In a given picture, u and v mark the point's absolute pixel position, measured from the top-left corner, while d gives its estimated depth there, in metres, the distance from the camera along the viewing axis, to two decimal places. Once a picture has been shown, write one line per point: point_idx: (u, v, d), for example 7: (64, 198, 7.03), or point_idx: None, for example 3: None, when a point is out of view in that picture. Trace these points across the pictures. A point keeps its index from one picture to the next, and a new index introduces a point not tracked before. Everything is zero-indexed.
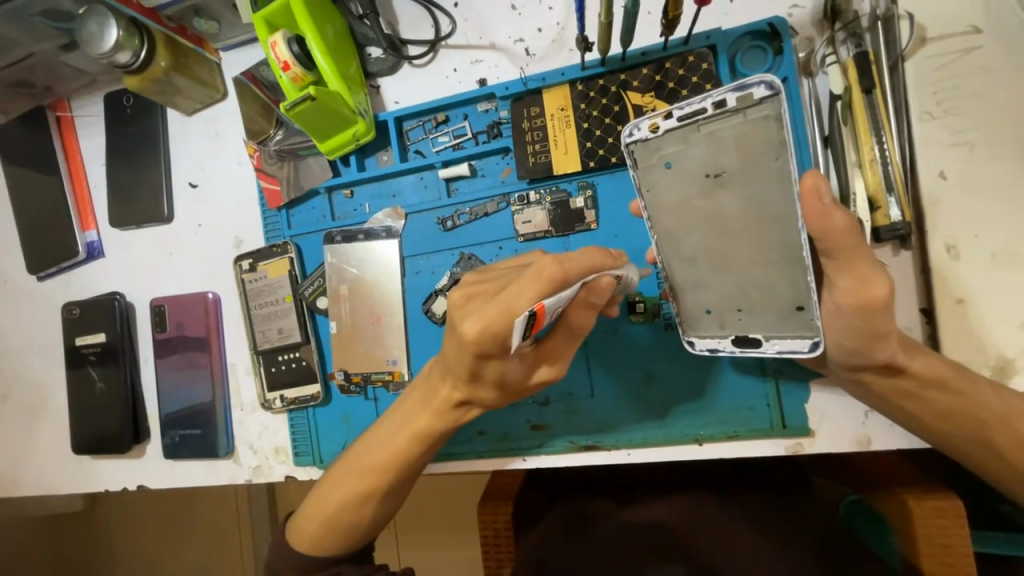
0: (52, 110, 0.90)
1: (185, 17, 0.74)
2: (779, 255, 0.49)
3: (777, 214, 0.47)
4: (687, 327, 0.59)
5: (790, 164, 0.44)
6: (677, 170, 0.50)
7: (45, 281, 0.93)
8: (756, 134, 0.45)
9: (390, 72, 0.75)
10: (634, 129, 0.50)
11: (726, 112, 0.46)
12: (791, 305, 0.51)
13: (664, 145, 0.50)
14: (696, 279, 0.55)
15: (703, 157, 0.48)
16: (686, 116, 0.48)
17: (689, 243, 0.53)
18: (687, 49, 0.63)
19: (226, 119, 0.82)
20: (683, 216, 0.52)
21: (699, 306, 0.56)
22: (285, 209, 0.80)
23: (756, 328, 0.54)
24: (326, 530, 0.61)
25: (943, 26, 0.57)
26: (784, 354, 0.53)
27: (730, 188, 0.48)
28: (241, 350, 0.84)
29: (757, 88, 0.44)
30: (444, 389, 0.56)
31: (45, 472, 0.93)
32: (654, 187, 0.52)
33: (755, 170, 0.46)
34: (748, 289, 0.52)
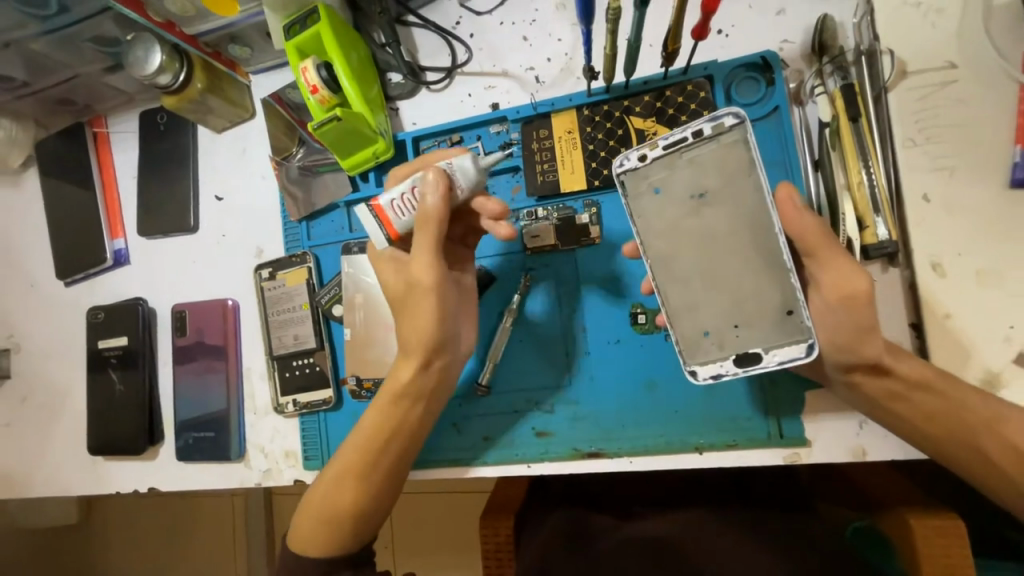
0: (91, 125, 0.96)
1: (222, 43, 0.80)
2: (765, 264, 0.53)
3: (757, 226, 0.52)
4: (688, 354, 0.57)
5: (762, 181, 0.51)
6: (666, 193, 0.55)
7: (72, 286, 0.97)
8: (728, 157, 0.52)
9: (409, 96, 0.81)
10: (624, 159, 0.55)
11: (703, 140, 0.53)
12: (782, 311, 0.53)
13: (652, 172, 0.55)
14: (692, 299, 0.56)
15: (688, 180, 0.54)
16: (671, 145, 0.54)
17: (682, 262, 0.55)
18: (686, 78, 0.67)
19: (253, 137, 0.87)
20: (674, 236, 0.55)
21: (697, 328, 0.56)
22: (305, 221, 0.84)
23: (754, 342, 0.54)
24: (322, 528, 0.65)
25: (923, 61, 0.61)
26: (785, 362, 0.53)
27: (712, 207, 0.53)
28: (257, 355, 0.87)
29: (726, 118, 0.51)
30: (411, 352, 0.65)
31: (58, 474, 0.95)
32: (646, 210, 0.56)
33: (732, 191, 0.52)
34: (740, 303, 0.54)
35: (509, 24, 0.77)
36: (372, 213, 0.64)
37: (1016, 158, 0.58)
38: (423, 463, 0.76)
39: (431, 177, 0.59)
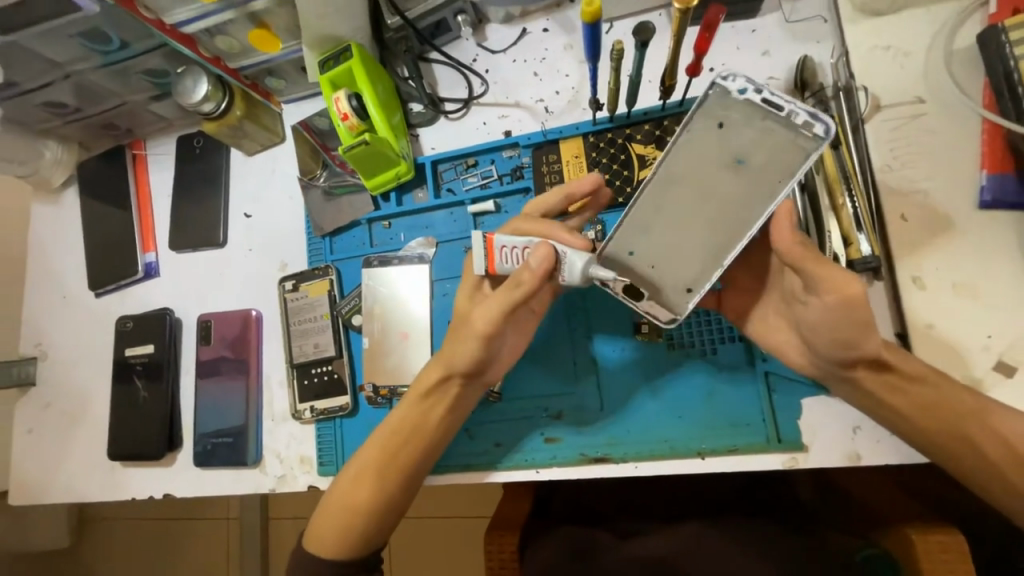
0: (131, 148, 1.03)
1: (259, 76, 0.88)
2: (715, 245, 0.58)
3: (754, 216, 0.55)
4: (602, 260, 0.61)
5: (787, 189, 0.54)
6: (720, 133, 0.56)
7: (102, 297, 1.02)
8: (787, 153, 0.54)
9: (428, 124, 0.88)
10: (729, 78, 0.54)
11: (787, 122, 0.54)
12: (683, 284, 0.59)
13: (733, 107, 0.55)
14: (643, 222, 0.60)
15: (747, 139, 0.55)
16: (767, 101, 0.54)
17: (666, 193, 0.59)
18: (683, 109, 0.74)
19: (283, 159, 0.94)
20: (689, 170, 0.58)
21: (621, 245, 0.61)
22: (328, 237, 0.90)
23: (648, 287, 0.60)
24: (337, 532, 0.69)
25: (895, 96, 0.68)
26: (648, 312, 0.61)
27: (742, 175, 0.56)
28: (277, 363, 0.91)
29: (820, 126, 0.52)
30: (432, 369, 0.70)
31: (76, 480, 0.97)
32: (694, 133, 0.57)
33: (768, 176, 0.55)
34: (670, 253, 0.59)
35: (521, 61, 0.85)
36: (482, 245, 0.64)
37: (982, 182, 0.64)
38: (435, 469, 0.79)
39: (543, 253, 0.58)
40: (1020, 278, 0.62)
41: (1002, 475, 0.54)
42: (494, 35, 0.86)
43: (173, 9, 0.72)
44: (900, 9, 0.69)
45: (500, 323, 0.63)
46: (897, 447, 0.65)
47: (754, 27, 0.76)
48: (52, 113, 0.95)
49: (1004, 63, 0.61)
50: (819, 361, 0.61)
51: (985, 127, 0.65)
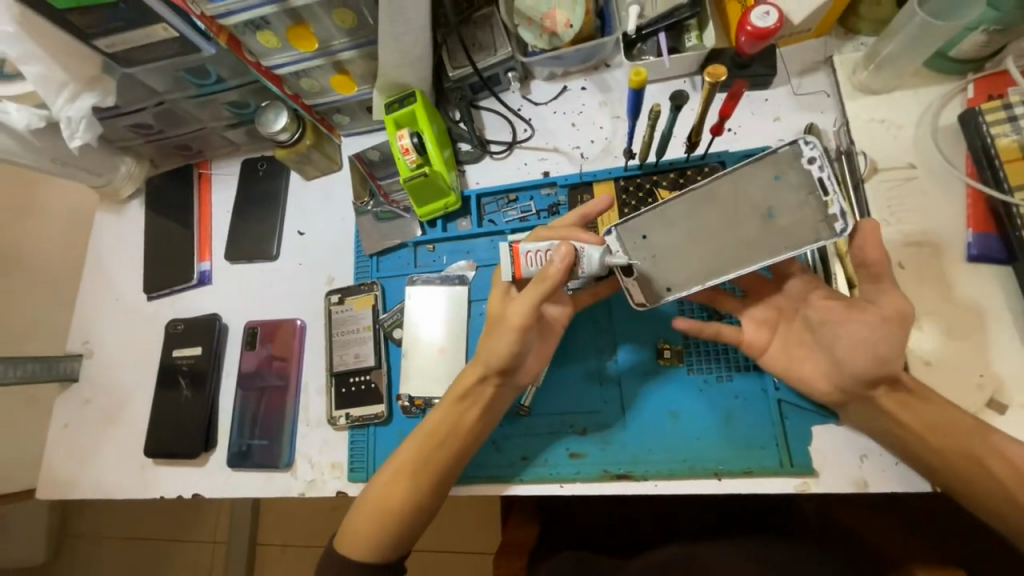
0: (198, 167, 1.14)
1: (328, 113, 0.99)
2: (710, 267, 0.68)
3: (754, 258, 0.65)
4: (622, 230, 0.71)
5: (786, 255, 0.63)
6: (772, 183, 0.66)
7: (153, 301, 1.09)
8: (806, 229, 0.63)
9: (475, 162, 0.98)
10: (808, 145, 0.63)
11: (823, 206, 0.63)
12: (665, 283, 0.70)
13: (792, 170, 0.65)
14: (670, 218, 0.70)
15: (784, 202, 0.65)
16: (818, 180, 0.63)
17: (702, 206, 0.69)
18: (704, 162, 0.85)
19: (339, 185, 1.05)
20: (733, 198, 0.67)
21: (642, 227, 0.71)
22: (375, 256, 0.98)
23: (642, 269, 0.71)
24: (373, 528, 0.73)
25: (890, 162, 0.78)
26: (628, 288, 0.71)
27: (766, 225, 0.65)
28: (317, 370, 0.96)
29: (840, 224, 0.61)
30: (472, 370, 0.76)
31: (107, 476, 1.00)
32: (753, 173, 0.66)
33: (783, 237, 0.64)
34: (674, 252, 0.70)
35: (561, 113, 0.96)
36: (508, 255, 0.74)
37: (969, 239, 0.73)
38: (463, 479, 0.83)
39: (563, 249, 0.68)
40: (1005, 324, 0.70)
41: (1003, 501, 0.59)
42: (538, 90, 0.98)
43: (271, 54, 0.82)
44: (892, 90, 0.80)
45: (534, 314, 0.70)
46: (902, 475, 0.71)
47: (766, 97, 0.87)
48: (137, 133, 1.06)
49: (981, 140, 0.72)
50: (844, 384, 0.66)
51: (968, 192, 0.75)
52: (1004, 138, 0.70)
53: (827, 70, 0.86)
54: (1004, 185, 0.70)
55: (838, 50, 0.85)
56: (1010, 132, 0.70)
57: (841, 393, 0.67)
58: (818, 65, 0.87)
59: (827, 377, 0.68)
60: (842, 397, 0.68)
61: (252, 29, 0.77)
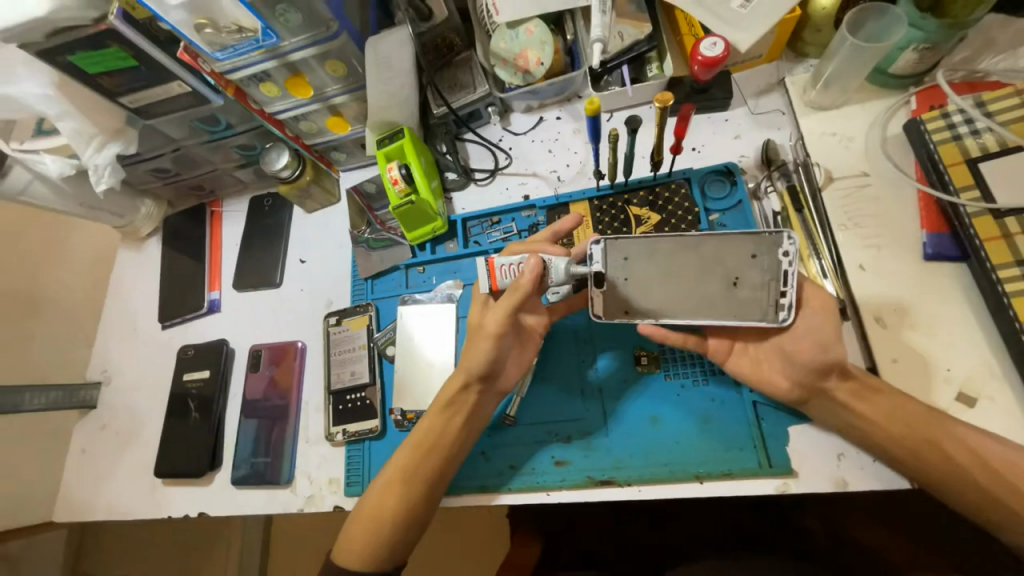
0: (210, 205, 1.23)
1: (327, 151, 1.09)
2: (668, 306, 0.72)
3: (705, 314, 0.71)
4: (609, 245, 0.74)
5: (729, 323, 0.69)
6: (746, 257, 0.70)
7: (167, 329, 1.16)
8: (755, 307, 0.69)
9: (461, 189, 1.06)
10: (789, 242, 0.67)
11: (782, 292, 0.67)
12: (625, 305, 0.74)
13: (768, 254, 0.69)
14: (653, 249, 0.73)
15: (749, 277, 0.70)
16: (784, 270, 0.67)
17: (683, 251, 0.72)
18: (671, 179, 0.91)
19: (337, 216, 1.13)
20: (711, 256, 0.71)
21: (627, 249, 0.74)
22: (370, 280, 1.05)
23: (612, 285, 0.74)
24: (365, 540, 0.76)
25: (845, 171, 0.83)
26: (592, 299, 0.74)
27: (729, 291, 0.70)
28: (316, 390, 1.01)
29: (784, 314, 0.67)
30: (456, 378, 0.80)
31: (120, 498, 1.05)
32: (734, 244, 0.70)
33: (735, 306, 0.70)
34: (646, 279, 0.73)
35: (539, 141, 1.04)
36: (484, 268, 0.77)
37: (924, 239, 0.77)
38: (453, 490, 0.86)
39: (533, 262, 0.72)
40: (966, 318, 0.73)
41: (965, 486, 0.61)
42: (517, 122, 1.07)
43: (273, 102, 0.92)
44: (841, 105, 0.86)
45: (508, 322, 0.76)
46: (879, 473, 0.72)
47: (726, 117, 0.94)
48: (156, 177, 1.16)
49: (926, 147, 0.77)
50: (801, 378, 0.70)
51: (919, 196, 0.79)
52: (947, 144, 0.75)
53: (781, 90, 0.93)
54: (951, 187, 0.74)
55: (790, 72, 0.92)
56: (952, 138, 0.75)
57: (800, 390, 0.70)
58: (773, 87, 0.93)
59: (785, 372, 0.72)
60: (802, 394, 0.71)
61: (256, 82, 0.87)
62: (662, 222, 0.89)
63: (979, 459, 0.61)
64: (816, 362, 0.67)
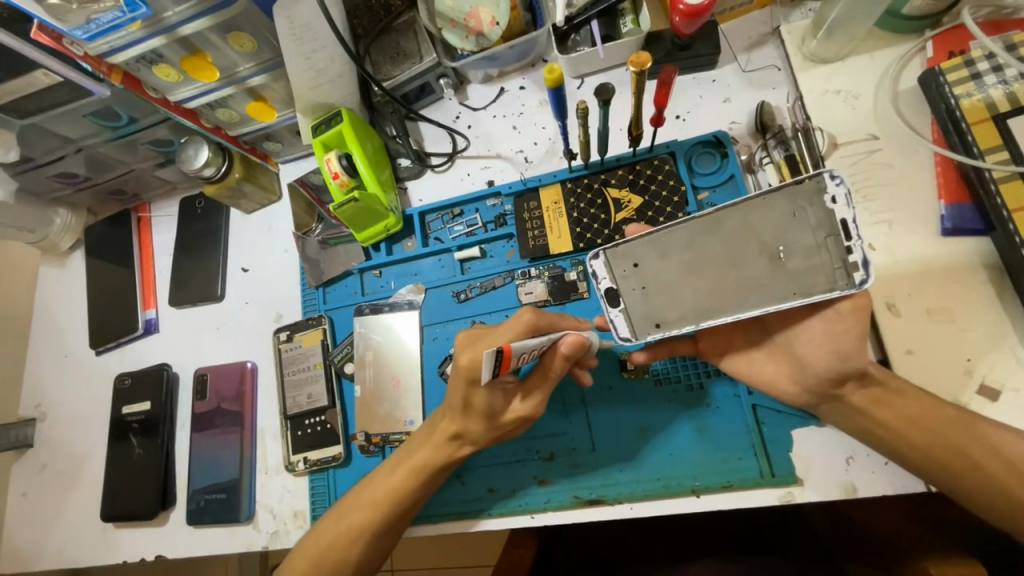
0: (135, 211, 1.08)
1: (258, 141, 0.94)
2: (707, 306, 0.55)
3: (756, 303, 0.53)
4: (611, 254, 0.59)
5: (792, 304, 0.51)
6: (785, 219, 0.53)
7: (102, 355, 1.04)
8: (819, 276, 0.51)
9: (416, 177, 0.92)
10: (833, 179, 0.50)
11: (844, 250, 0.50)
12: (653, 318, 0.57)
13: (812, 208, 0.51)
14: (664, 247, 0.57)
15: (797, 242, 0.52)
16: (840, 223, 0.50)
17: (703, 238, 0.56)
18: (653, 154, 0.79)
19: (279, 215, 1.00)
20: (738, 230, 0.54)
21: (634, 253, 0.59)
22: (322, 288, 0.93)
23: (628, 301, 0.58)
24: (311, 572, 0.69)
25: (850, 135, 0.72)
26: (613, 321, 0.59)
27: (773, 268, 0.53)
28: (272, 414, 0.91)
29: (860, 274, 0.49)
30: (444, 422, 0.68)
31: (68, 543, 0.96)
32: (764, 206, 0.53)
33: (791, 282, 0.52)
34: (666, 284, 0.57)
35: (501, 116, 0.91)
36: (496, 357, 0.50)
37: (942, 211, 0.67)
38: (429, 518, 0.77)
39: (578, 342, 0.59)
40: (988, 301, 0.64)
41: (997, 497, 0.53)
42: (475, 94, 0.93)
43: (175, 88, 0.78)
44: (846, 57, 0.74)
45: (537, 407, 0.65)
46: (892, 476, 0.64)
47: (714, 77, 0.81)
48: (63, 183, 1.01)
49: (946, 102, 0.66)
50: (809, 385, 0.57)
51: (937, 160, 0.68)
52: (971, 99, 0.64)
53: (775, 41, 0.80)
54: (974, 150, 0.63)
55: (785, 19, 0.80)
56: (976, 90, 0.64)
57: (808, 395, 0.58)
58: (766, 37, 0.81)
59: (789, 377, 0.59)
60: (810, 399, 0.59)
61: (146, 63, 0.73)
62: (645, 205, 0.78)
63: (1007, 466, 0.52)
64: (830, 373, 0.55)
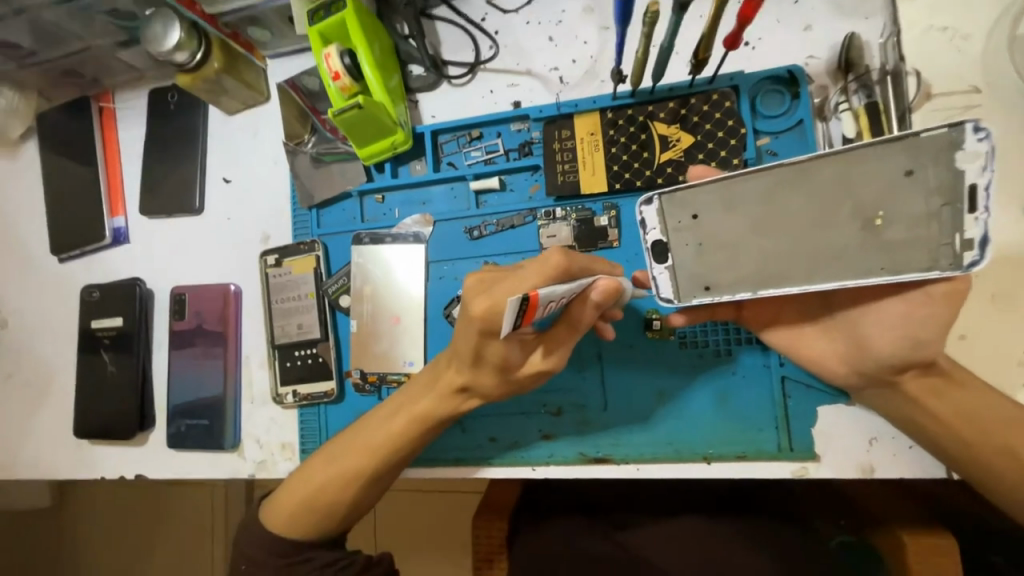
0: (96, 100, 0.93)
1: (241, 26, 0.78)
2: (772, 271, 0.48)
3: (831, 275, 0.46)
4: (668, 200, 0.51)
5: (876, 281, 0.44)
6: (896, 177, 0.44)
7: (66, 263, 0.94)
8: (921, 252, 0.43)
9: (429, 89, 0.79)
10: (977, 132, 0.40)
11: (963, 224, 0.42)
12: (702, 279, 0.51)
13: (937, 167, 0.42)
14: (735, 197, 0.49)
15: (905, 208, 0.43)
16: (968, 189, 0.41)
17: (786, 191, 0.47)
18: (712, 87, 0.68)
19: (266, 121, 0.86)
20: (833, 186, 0.46)
21: (696, 201, 0.50)
22: (316, 209, 0.82)
23: (678, 257, 0.52)
24: (302, 510, 0.65)
25: (948, 85, 0.62)
26: (655, 279, 0.52)
27: (865, 236, 0.45)
28: (258, 343, 0.84)
29: (973, 255, 0.41)
30: (448, 373, 0.61)
31: (40, 456, 0.91)
32: (872, 160, 0.44)
33: (882, 255, 0.44)
34: (727, 243, 0.50)
35: (536, 24, 0.76)
36: (522, 304, 0.40)
37: None
38: (426, 461, 0.74)
39: (609, 286, 0.52)
40: None
41: None
42: None
43: None
44: None
45: (557, 362, 0.59)
46: (914, 461, 0.62)
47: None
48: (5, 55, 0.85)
49: None
50: (862, 366, 0.52)
51: None
52: None
53: None
54: None
55: None
56: None
57: (857, 376, 0.53)
58: None
59: (841, 356, 0.53)
60: (858, 381, 0.54)
61: None
62: (696, 146, 0.67)
63: None
64: (895, 358, 0.49)
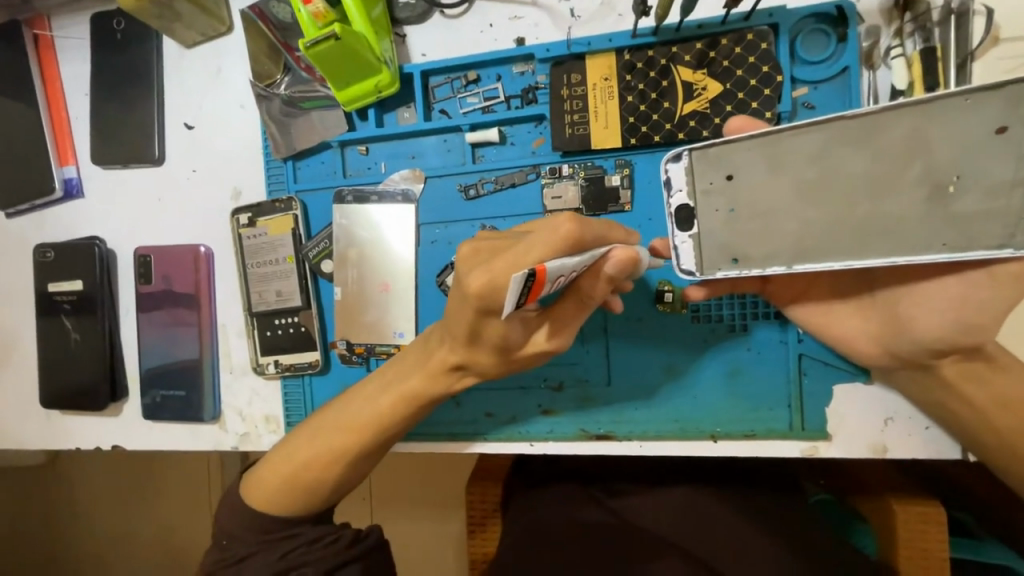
0: (29, 26, 0.79)
1: None
2: (816, 242, 0.43)
3: (883, 249, 0.41)
4: (700, 157, 0.45)
5: (938, 257, 0.39)
6: (981, 137, 0.38)
7: (14, 219, 0.84)
8: (995, 225, 0.38)
9: (419, 21, 0.68)
10: None
11: None
12: (731, 250, 0.45)
13: None
14: (781, 156, 0.43)
15: (985, 174, 0.38)
16: None
17: (846, 149, 0.41)
18: (747, 25, 0.58)
19: (230, 56, 0.75)
20: (903, 144, 0.40)
21: (735, 159, 0.44)
22: (291, 161, 0.73)
23: (704, 224, 0.46)
24: (286, 486, 0.60)
25: (1018, 27, 0.54)
26: (676, 249, 0.47)
27: (932, 205, 0.40)
28: (234, 310, 0.78)
29: None
30: (440, 351, 0.56)
31: (8, 425, 0.86)
32: (955, 113, 0.38)
33: (949, 227, 0.39)
34: (767, 209, 0.44)
35: None
36: (526, 281, 0.34)
37: None
38: (418, 436, 0.70)
39: (626, 258, 0.45)
40: None
41: None
42: None
43: None
44: None
45: (562, 340, 0.53)
46: (930, 442, 0.59)
47: None
48: None
49: None
50: (896, 348, 0.47)
51: None
52: None
53: None
54: None
55: None
56: None
57: (889, 358, 0.49)
58: None
59: (873, 336, 0.49)
60: (888, 363, 0.50)
61: None
62: (724, 96, 0.59)
63: None
64: (937, 341, 0.44)
